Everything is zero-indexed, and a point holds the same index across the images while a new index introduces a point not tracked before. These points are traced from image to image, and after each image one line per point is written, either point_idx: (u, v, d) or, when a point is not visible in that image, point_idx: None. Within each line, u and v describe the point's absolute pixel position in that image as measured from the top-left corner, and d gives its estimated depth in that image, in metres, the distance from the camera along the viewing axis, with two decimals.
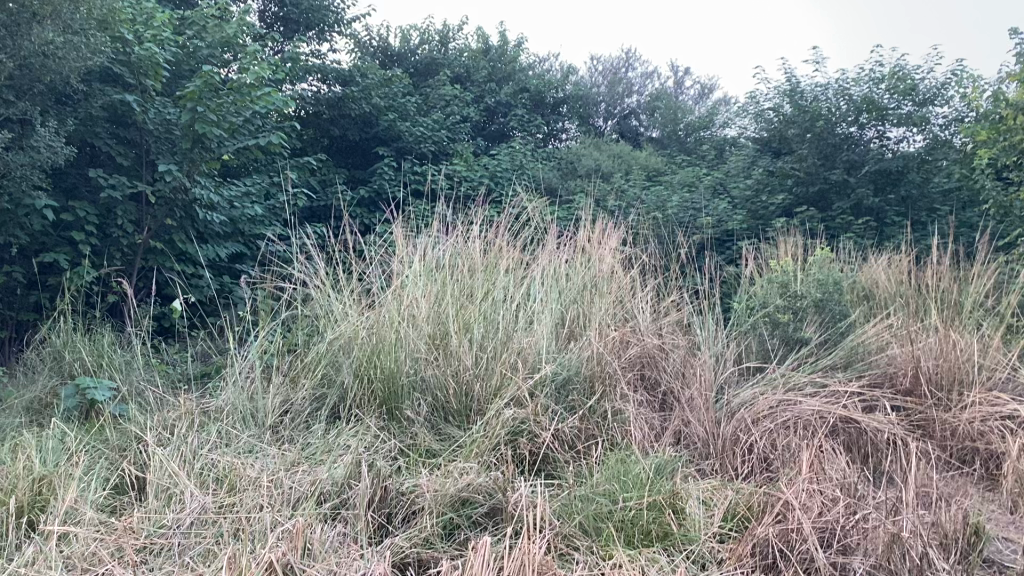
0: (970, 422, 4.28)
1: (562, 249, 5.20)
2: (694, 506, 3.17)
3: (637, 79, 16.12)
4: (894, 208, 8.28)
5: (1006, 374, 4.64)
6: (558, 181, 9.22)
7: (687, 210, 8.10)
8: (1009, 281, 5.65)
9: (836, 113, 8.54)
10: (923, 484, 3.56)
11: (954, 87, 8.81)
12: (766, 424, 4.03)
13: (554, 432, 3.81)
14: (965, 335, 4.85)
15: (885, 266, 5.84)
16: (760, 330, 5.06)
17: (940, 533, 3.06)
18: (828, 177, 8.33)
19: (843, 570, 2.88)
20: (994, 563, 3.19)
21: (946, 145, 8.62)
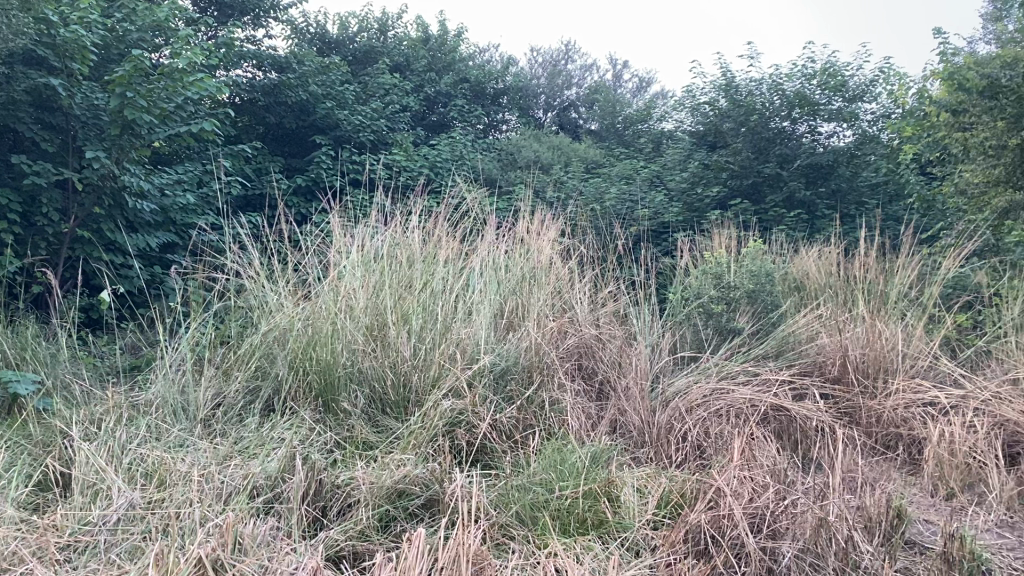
0: (894, 409, 4.44)
1: (501, 240, 5.19)
2: (629, 494, 3.21)
3: (576, 71, 16.17)
4: (825, 201, 8.48)
5: (928, 362, 4.81)
6: (498, 171, 9.21)
7: (625, 201, 8.17)
8: (932, 272, 5.84)
9: (769, 108, 8.75)
10: (849, 470, 3.68)
11: (882, 84, 9.06)
12: (700, 412, 4.11)
13: (492, 422, 3.82)
14: (890, 324, 5.01)
15: (815, 258, 5.95)
16: (695, 320, 5.14)
17: (864, 516, 3.18)
18: (761, 170, 8.55)
19: (772, 554, 2.95)
20: (916, 544, 3.32)
21: (873, 140, 8.86)
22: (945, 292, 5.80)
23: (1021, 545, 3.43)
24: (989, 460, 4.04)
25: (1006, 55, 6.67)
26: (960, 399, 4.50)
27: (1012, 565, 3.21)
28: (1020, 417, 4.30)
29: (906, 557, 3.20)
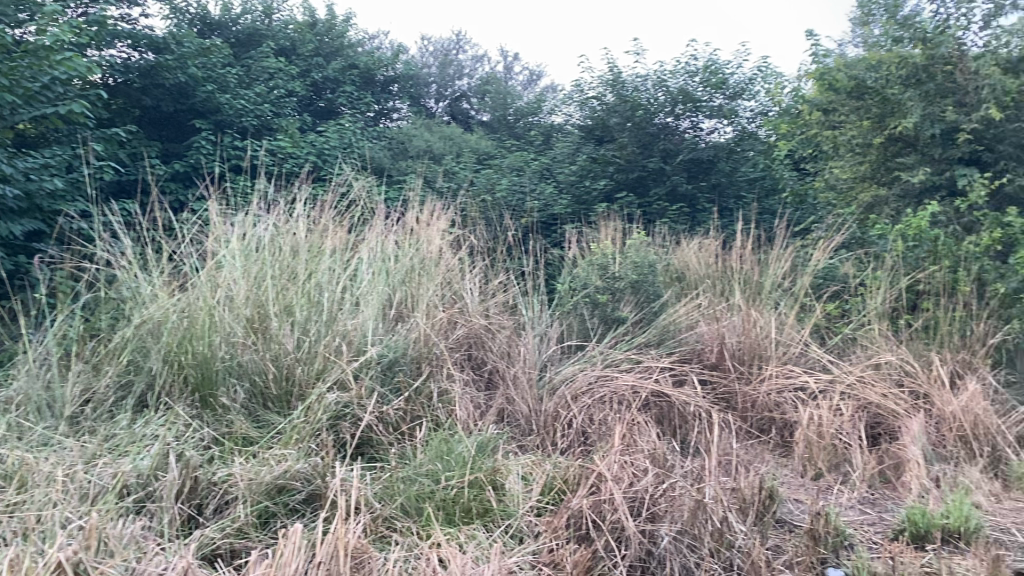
0: (768, 394, 4.68)
1: (390, 230, 5.13)
2: (514, 481, 3.25)
3: (468, 61, 16.15)
4: (706, 195, 8.79)
5: (799, 349, 5.05)
6: (387, 160, 9.08)
7: (515, 193, 8.21)
8: (804, 263, 6.13)
9: (654, 103, 8.93)
10: (725, 453, 3.83)
11: (760, 83, 9.40)
12: (585, 400, 4.19)
13: (378, 415, 3.78)
14: (764, 313, 5.23)
15: (695, 249, 6.07)
16: (582, 311, 5.20)
17: (739, 498, 3.31)
18: (646, 165, 8.77)
19: (651, 537, 3.02)
20: (786, 523, 3.48)
21: (752, 136, 9.20)
22: (817, 282, 6.07)
23: (881, 520, 3.66)
24: (853, 440, 4.32)
25: (871, 58, 7.04)
26: (828, 383, 4.76)
27: (872, 538, 3.42)
28: (880, 400, 4.62)
29: (776, 534, 3.35)
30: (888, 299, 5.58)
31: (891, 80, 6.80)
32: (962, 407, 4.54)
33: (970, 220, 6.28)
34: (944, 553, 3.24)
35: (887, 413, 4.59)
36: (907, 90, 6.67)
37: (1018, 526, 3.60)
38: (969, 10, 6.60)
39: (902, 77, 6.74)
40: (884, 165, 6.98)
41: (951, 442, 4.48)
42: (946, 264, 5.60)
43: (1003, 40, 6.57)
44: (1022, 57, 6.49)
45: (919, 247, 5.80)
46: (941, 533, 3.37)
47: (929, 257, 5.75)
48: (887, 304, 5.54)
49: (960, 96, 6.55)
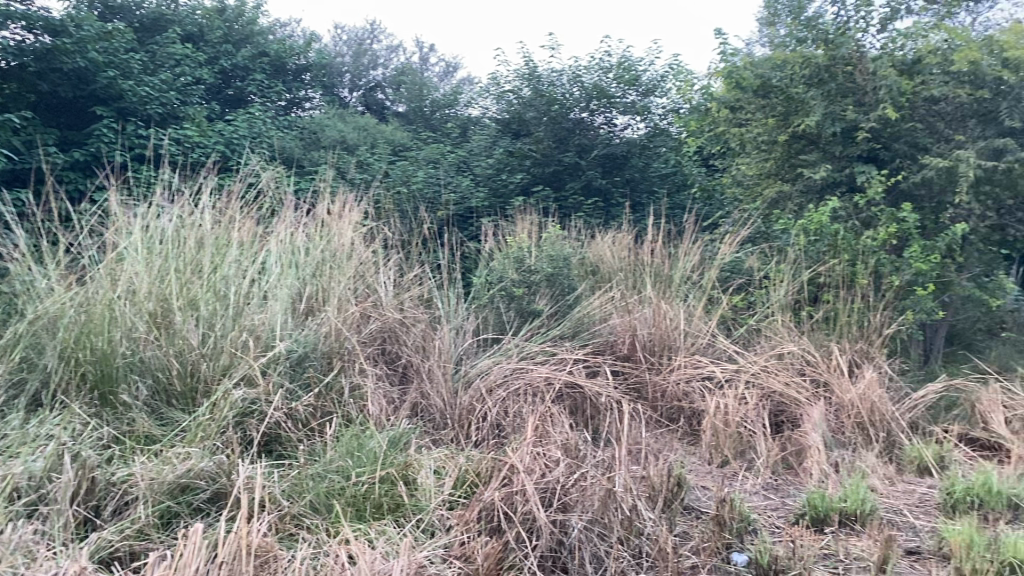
0: (677, 383, 4.80)
1: (300, 222, 5.04)
2: (426, 475, 3.24)
3: (382, 51, 16.00)
4: (619, 189, 8.93)
5: (707, 340, 5.18)
6: (300, 150, 8.89)
7: (431, 185, 8.14)
8: (712, 256, 6.29)
9: (569, 98, 9.01)
10: (635, 443, 3.91)
11: (671, 80, 9.57)
12: (499, 393, 4.20)
13: (287, 411, 3.72)
14: (674, 305, 5.34)
15: (610, 243, 6.13)
16: (498, 304, 5.20)
17: (648, 486, 3.38)
18: (561, 159, 8.84)
19: (562, 526, 3.04)
20: (693, 510, 3.57)
21: (664, 133, 9.38)
22: (725, 275, 6.23)
23: (783, 504, 3.79)
24: (757, 428, 4.46)
25: (777, 58, 7.26)
26: (734, 372, 4.90)
27: (775, 523, 3.53)
28: (783, 388, 4.78)
29: (683, 521, 3.44)
30: (791, 291, 5.76)
31: (795, 80, 7.02)
32: (860, 395, 4.74)
33: (868, 215, 6.57)
34: (841, 535, 3.38)
35: (790, 401, 4.76)
36: (810, 89, 6.90)
37: (910, 507, 3.78)
38: (868, 13, 6.87)
39: (806, 77, 6.98)
40: (788, 162, 7.22)
41: (850, 429, 4.67)
42: (845, 258, 5.85)
43: (899, 42, 6.86)
44: (915, 60, 6.78)
45: (820, 241, 6.02)
46: (839, 515, 3.51)
47: (830, 251, 5.98)
48: (790, 296, 5.73)
49: (859, 96, 6.83)
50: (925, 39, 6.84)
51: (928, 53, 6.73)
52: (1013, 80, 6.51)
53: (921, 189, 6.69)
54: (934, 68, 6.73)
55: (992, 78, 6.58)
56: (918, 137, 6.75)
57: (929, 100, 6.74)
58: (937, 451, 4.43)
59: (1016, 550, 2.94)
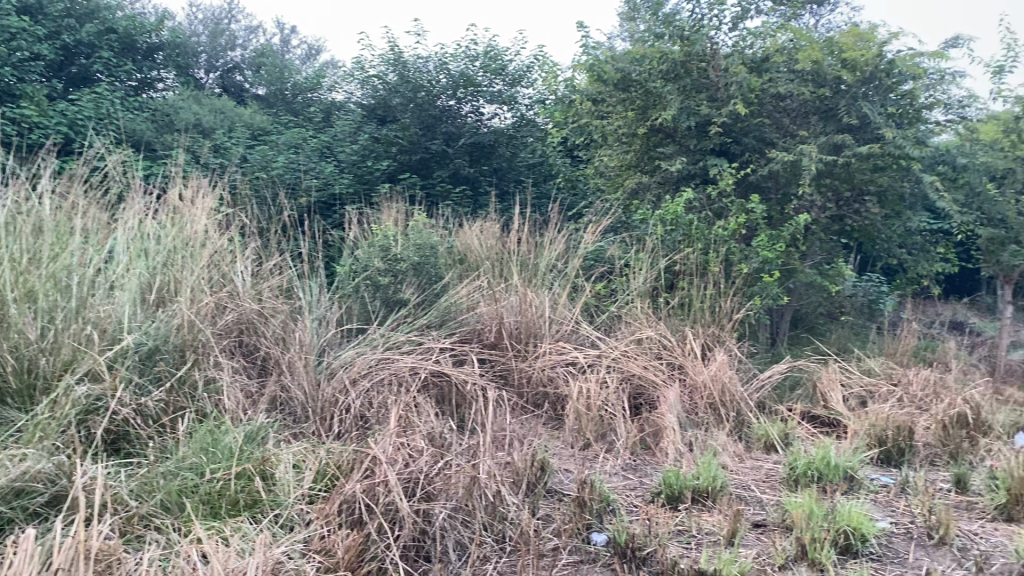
0: (542, 369, 4.89)
1: (151, 209, 4.80)
2: (284, 470, 3.16)
3: (240, 32, 15.45)
4: (487, 178, 8.97)
5: (571, 326, 5.29)
6: (152, 133, 8.45)
7: (293, 171, 7.90)
8: (576, 245, 6.42)
9: (436, 85, 9.04)
10: (499, 429, 3.95)
11: (537, 71, 9.79)
12: (364, 383, 4.14)
13: (136, 407, 3.54)
14: (539, 293, 5.41)
15: (477, 232, 6.13)
16: (362, 293, 5.13)
17: (512, 472, 3.43)
18: (428, 147, 8.81)
19: (426, 515, 3.01)
20: (556, 493, 3.65)
21: (530, 123, 9.51)
22: (588, 263, 6.36)
23: (641, 484, 3.93)
24: (618, 411, 4.60)
25: (635, 52, 7.38)
26: (596, 358, 5.03)
27: (633, 502, 3.65)
28: (642, 372, 4.94)
29: (546, 504, 3.50)
30: (649, 279, 5.95)
31: (653, 74, 7.23)
32: (711, 376, 4.97)
33: (720, 206, 6.92)
34: (694, 511, 3.53)
35: (648, 384, 4.92)
36: (667, 84, 7.15)
37: (758, 483, 3.99)
38: (720, 12, 7.18)
39: (663, 72, 7.22)
40: (647, 155, 7.50)
41: (703, 410, 4.89)
42: (698, 247, 6.16)
43: (749, 41, 7.23)
44: (763, 58, 7.15)
45: (676, 232, 6.34)
46: (692, 492, 3.66)
47: (684, 240, 6.31)
48: (648, 284, 5.91)
49: (712, 92, 7.15)
50: (772, 38, 7.19)
51: (775, 52, 7.12)
52: (850, 81, 6.89)
53: (768, 181, 7.12)
54: (780, 66, 7.12)
55: (833, 77, 6.95)
56: (765, 132, 7.16)
57: (775, 97, 7.14)
58: (782, 429, 4.70)
59: (850, 518, 3.16)
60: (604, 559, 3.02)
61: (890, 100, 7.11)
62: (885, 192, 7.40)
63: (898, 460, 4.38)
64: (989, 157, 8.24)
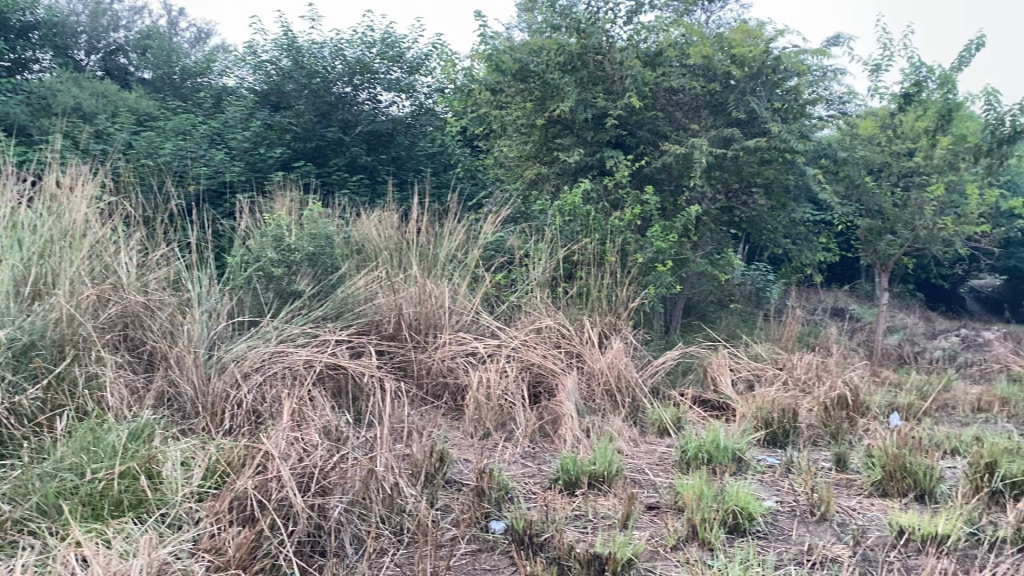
0: (441, 360, 4.88)
1: (24, 197, 4.56)
2: (171, 468, 3.05)
3: (124, 13, 14.79)
4: (385, 167, 8.83)
5: (471, 317, 5.30)
6: (26, 117, 7.99)
7: (181, 158, 7.60)
8: (475, 234, 6.41)
9: (331, 72, 8.90)
10: (397, 421, 3.91)
11: (435, 59, 9.78)
12: (257, 377, 4.03)
13: (9, 407, 3.37)
14: (438, 284, 5.38)
15: (375, 221, 6.03)
16: (255, 284, 5.00)
17: (411, 464, 3.42)
18: (324, 134, 8.64)
19: (321, 510, 2.95)
20: (455, 483, 3.65)
21: (428, 112, 9.46)
22: (488, 253, 6.37)
23: (539, 471, 3.97)
24: (517, 400, 4.63)
25: (533, 44, 7.42)
26: (495, 348, 5.05)
27: (531, 489, 3.69)
28: (541, 360, 4.99)
29: (445, 494, 3.50)
30: (548, 269, 5.99)
31: (551, 66, 7.26)
32: (608, 364, 5.09)
33: (616, 196, 7.07)
34: (590, 496, 3.59)
35: (547, 372, 4.98)
36: (565, 76, 7.20)
37: (651, 466, 4.10)
38: (615, 5, 7.29)
39: (560, 64, 7.27)
40: (545, 146, 7.54)
41: (600, 397, 4.98)
42: (596, 237, 6.33)
43: (643, 35, 7.31)
44: (657, 52, 7.30)
45: (574, 222, 6.50)
46: (589, 478, 3.72)
47: (582, 231, 6.48)
48: (547, 274, 5.96)
49: (608, 84, 7.26)
50: (666, 33, 7.34)
51: (668, 46, 7.29)
52: (739, 76, 7.12)
53: (662, 173, 7.36)
54: (673, 60, 7.31)
55: (723, 73, 7.16)
56: (659, 125, 7.34)
57: (668, 91, 7.33)
58: (675, 414, 4.84)
59: (738, 499, 3.28)
60: (502, 547, 3.04)
61: (776, 96, 7.38)
62: (771, 184, 7.70)
63: (783, 441, 4.58)
64: (867, 151, 8.66)
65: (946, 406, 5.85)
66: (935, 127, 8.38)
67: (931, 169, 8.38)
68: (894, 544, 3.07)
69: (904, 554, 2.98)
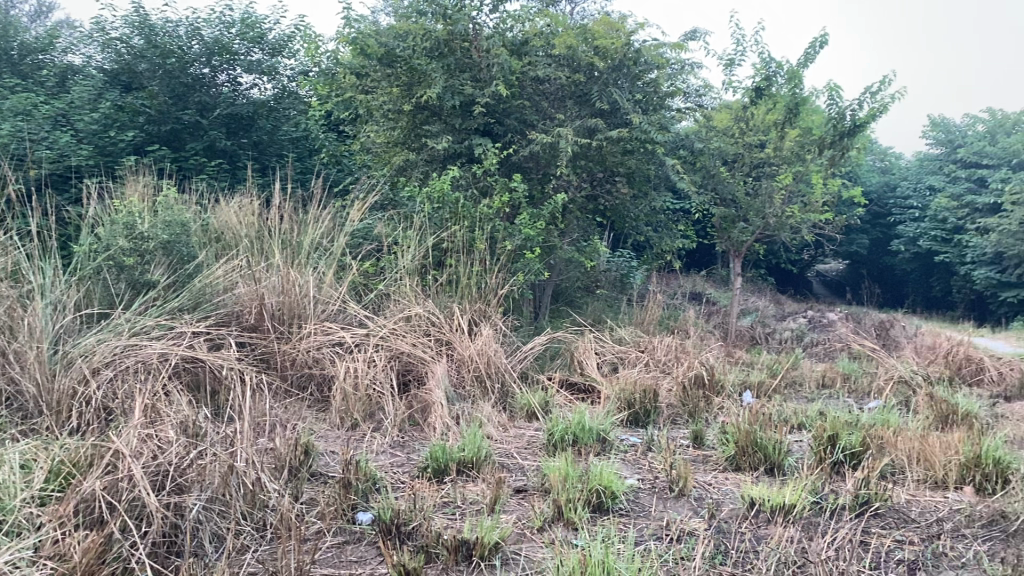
0: (307, 351, 4.77)
1: None
2: (9, 472, 2.85)
3: None
4: (246, 152, 8.54)
5: (337, 306, 5.22)
6: None
7: (21, 139, 7.09)
8: (341, 221, 6.30)
9: (187, 53, 8.53)
10: (259, 415, 3.79)
11: (299, 40, 9.56)
12: (107, 373, 3.82)
13: None
14: (303, 273, 5.25)
15: (235, 209, 5.82)
16: (105, 274, 4.72)
17: (274, 459, 3.33)
18: (180, 117, 8.28)
19: (178, 509, 2.83)
20: (321, 475, 3.59)
21: (292, 95, 9.25)
22: (355, 241, 6.28)
23: (408, 460, 3.95)
24: (385, 389, 4.60)
25: (399, 28, 7.37)
26: (363, 337, 4.99)
27: (400, 478, 3.67)
28: (410, 349, 4.97)
29: (310, 488, 3.44)
30: (417, 256, 5.95)
31: (417, 51, 7.18)
32: (477, 351, 5.12)
33: (484, 184, 7.11)
34: (459, 483, 3.60)
35: (416, 360, 4.97)
36: (431, 62, 7.16)
37: (519, 450, 4.16)
38: None
39: (427, 50, 7.20)
40: (413, 132, 7.47)
41: (470, 383, 5.00)
42: (464, 225, 6.35)
43: (509, 23, 7.33)
44: (523, 41, 7.38)
45: (442, 209, 6.50)
46: (458, 464, 3.74)
47: (451, 218, 6.47)
48: (416, 261, 5.89)
49: (475, 72, 7.29)
50: (531, 23, 7.38)
51: (533, 36, 7.39)
52: (602, 67, 7.30)
53: (529, 161, 7.48)
54: (539, 50, 7.42)
55: (586, 63, 7.32)
56: (526, 114, 7.43)
57: (534, 81, 7.45)
58: (543, 399, 4.92)
59: (601, 478, 3.37)
60: (369, 538, 3.01)
61: (637, 87, 7.62)
62: (633, 173, 7.97)
63: (645, 421, 4.74)
64: (722, 142, 9.01)
65: (794, 383, 6.22)
66: (784, 121, 8.85)
67: (779, 161, 8.92)
68: (746, 515, 3.23)
69: (755, 524, 3.15)
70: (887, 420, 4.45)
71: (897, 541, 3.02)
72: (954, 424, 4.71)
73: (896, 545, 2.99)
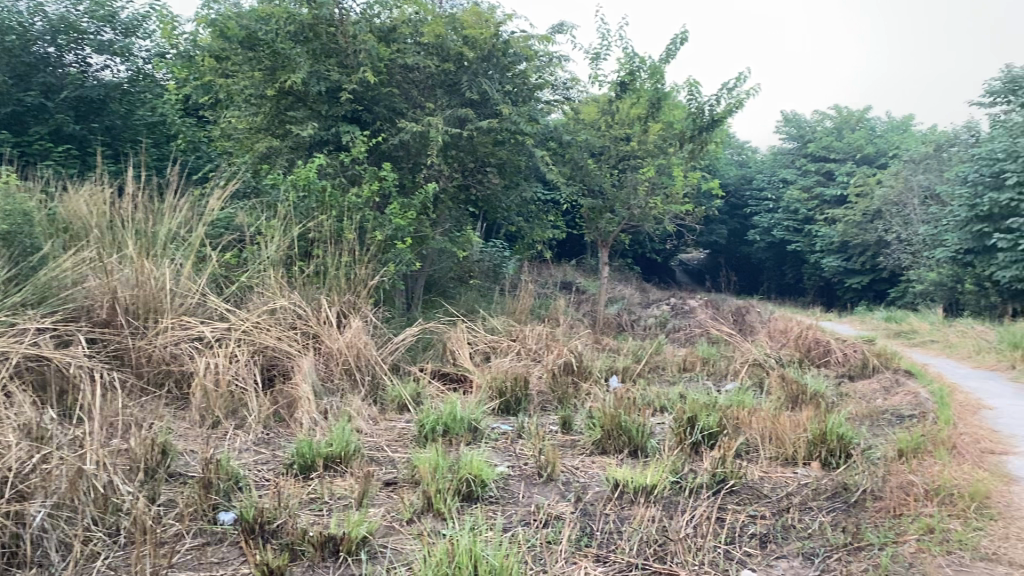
0: (163, 347, 4.56)
1: None
2: None
3: None
4: (98, 136, 8.07)
5: (197, 299, 5.02)
6: None
7: None
8: (201, 210, 6.06)
9: (30, 30, 7.95)
10: (111, 415, 3.60)
11: (154, 20, 9.10)
12: None
13: None
14: (159, 265, 5.01)
15: (85, 195, 5.47)
16: None
17: (128, 460, 3.17)
18: (22, 99, 7.74)
19: (19, 517, 2.65)
20: (179, 476, 3.45)
21: (147, 78, 8.81)
22: (216, 231, 6.04)
23: (273, 457, 3.86)
24: (248, 385, 4.46)
25: (261, 11, 7.13)
26: (224, 331, 4.81)
27: (264, 476, 3.57)
28: (274, 343, 4.84)
29: (168, 489, 3.30)
30: (283, 247, 5.80)
31: (280, 35, 6.96)
32: (345, 344, 5.04)
33: (352, 172, 6.99)
34: (326, 478, 3.54)
35: (282, 354, 4.85)
36: (295, 47, 6.96)
37: (390, 443, 4.12)
38: None
39: (290, 34, 7.00)
40: (277, 118, 7.25)
41: (338, 376, 4.92)
42: (331, 214, 6.22)
43: (376, 9, 7.25)
44: (391, 28, 7.30)
45: (309, 198, 6.35)
46: (325, 459, 3.67)
47: (318, 208, 6.34)
48: (281, 252, 5.73)
49: (341, 58, 7.13)
50: (398, 10, 7.33)
51: (401, 23, 7.31)
52: (471, 57, 7.32)
53: (399, 151, 7.42)
54: (407, 37, 7.36)
55: (455, 53, 7.32)
56: (395, 101, 7.34)
57: (403, 68, 7.36)
58: (413, 391, 4.90)
59: (471, 467, 3.39)
60: (231, 538, 2.91)
61: (506, 78, 7.71)
62: (503, 164, 8.07)
63: (515, 408, 4.80)
64: (589, 134, 9.19)
65: (658, 367, 6.44)
66: (646, 114, 9.15)
67: (643, 153, 9.17)
68: (611, 496, 3.33)
69: (619, 506, 3.24)
70: (742, 402, 4.67)
71: (750, 516, 3.18)
72: (803, 403, 5.00)
73: (749, 520, 3.14)
